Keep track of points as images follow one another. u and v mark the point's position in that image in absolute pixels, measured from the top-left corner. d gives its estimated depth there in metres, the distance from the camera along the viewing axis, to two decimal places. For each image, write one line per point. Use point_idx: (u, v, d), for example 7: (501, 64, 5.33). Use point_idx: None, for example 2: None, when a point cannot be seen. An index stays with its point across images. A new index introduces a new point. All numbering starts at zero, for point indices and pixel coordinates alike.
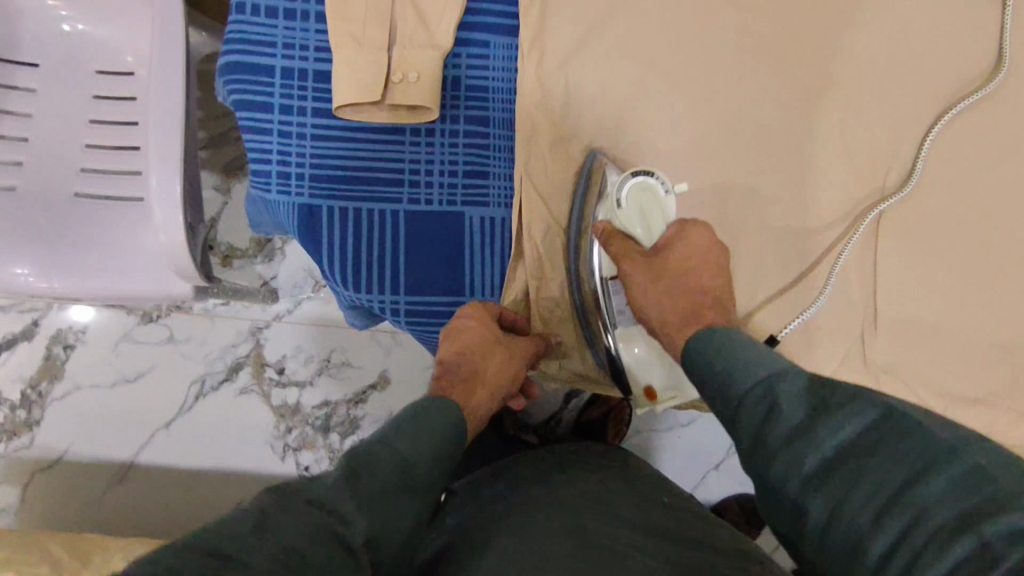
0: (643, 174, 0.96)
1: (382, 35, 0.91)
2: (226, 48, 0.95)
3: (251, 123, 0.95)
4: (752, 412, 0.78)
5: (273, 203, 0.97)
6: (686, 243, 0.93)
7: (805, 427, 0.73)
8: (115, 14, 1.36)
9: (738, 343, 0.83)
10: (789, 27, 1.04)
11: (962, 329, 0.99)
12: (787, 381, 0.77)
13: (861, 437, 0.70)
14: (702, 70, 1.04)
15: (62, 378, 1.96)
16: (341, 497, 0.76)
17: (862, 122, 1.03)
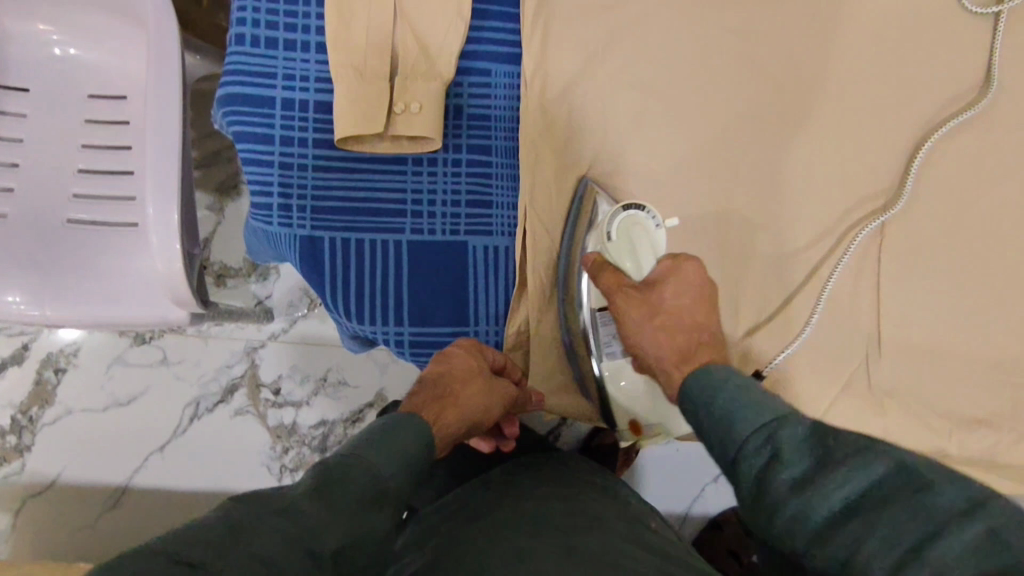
0: (633, 208, 0.97)
1: (384, 66, 0.91)
2: (225, 79, 0.96)
3: (252, 154, 0.96)
4: (750, 461, 0.72)
5: (274, 234, 0.98)
6: (679, 278, 0.91)
7: (811, 479, 0.67)
8: (106, 37, 1.33)
9: (734, 386, 0.79)
10: (787, 52, 1.06)
11: (964, 350, 1.01)
12: (789, 428, 0.71)
13: (872, 491, 0.64)
14: (702, 95, 1.05)
15: (54, 402, 1.94)
16: (314, 508, 0.73)
17: (858, 147, 1.05)
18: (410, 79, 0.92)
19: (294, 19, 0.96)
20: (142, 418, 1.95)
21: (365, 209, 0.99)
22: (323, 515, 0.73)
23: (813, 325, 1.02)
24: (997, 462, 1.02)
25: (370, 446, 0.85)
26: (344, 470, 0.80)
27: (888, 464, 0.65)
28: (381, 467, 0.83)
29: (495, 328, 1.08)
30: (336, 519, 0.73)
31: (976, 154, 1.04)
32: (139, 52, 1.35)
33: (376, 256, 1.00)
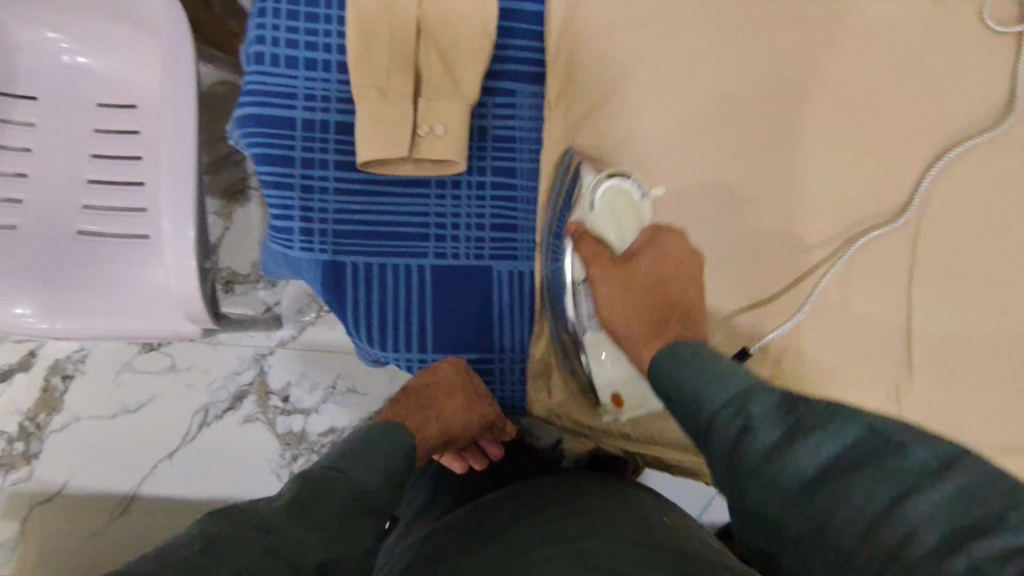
0: (619, 175, 0.97)
1: (408, 87, 0.89)
2: (245, 100, 0.96)
3: (273, 178, 0.97)
4: (722, 433, 0.72)
5: (296, 258, 1.00)
6: (657, 250, 0.90)
7: (781, 450, 0.67)
8: (117, 46, 1.32)
9: (700, 355, 0.78)
10: (812, 70, 1.04)
11: (998, 376, 0.99)
12: (756, 399, 0.71)
13: (843, 456, 0.65)
14: (725, 114, 1.04)
15: (62, 409, 1.92)
16: (293, 527, 0.77)
17: (884, 166, 1.04)
18: (434, 101, 0.91)
19: (314, 38, 0.95)
20: (151, 425, 1.94)
21: (388, 237, 1.02)
22: (302, 533, 0.77)
23: (836, 348, 1.01)
24: None
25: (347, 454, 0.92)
26: (324, 483, 0.85)
27: (858, 427, 0.66)
28: (353, 477, 0.88)
29: (517, 352, 1.10)
30: (316, 535, 0.78)
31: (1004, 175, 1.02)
32: (152, 61, 1.33)
33: (397, 282, 1.04)
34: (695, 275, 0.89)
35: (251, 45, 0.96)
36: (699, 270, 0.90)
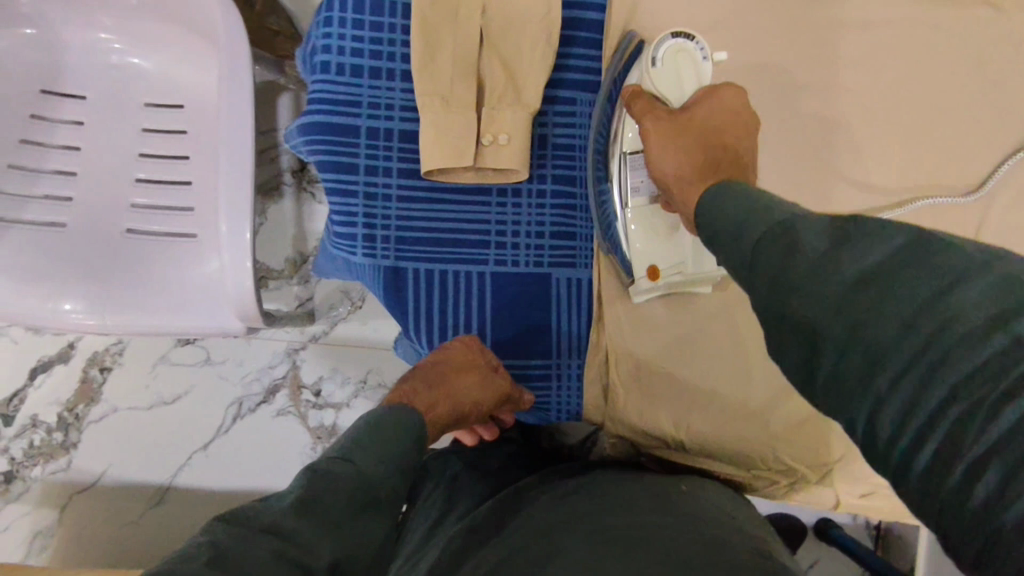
0: (681, 35, 1.01)
1: (471, 95, 0.90)
2: (312, 109, 0.98)
3: (338, 185, 0.99)
4: (767, 248, 0.70)
5: (358, 264, 1.02)
6: (714, 103, 0.97)
7: (831, 256, 0.64)
8: (168, 47, 1.34)
9: (746, 192, 0.80)
10: (867, 77, 1.04)
11: None
12: (804, 222, 0.70)
13: (888, 260, 0.62)
14: (779, 124, 1.06)
15: (99, 400, 1.95)
16: (300, 525, 0.76)
17: (941, 174, 1.03)
18: (497, 108, 0.91)
19: (380, 48, 0.97)
20: (187, 416, 1.96)
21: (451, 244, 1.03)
22: (309, 532, 0.76)
23: None
24: None
25: (354, 440, 0.91)
26: (329, 474, 0.84)
27: (908, 238, 0.63)
28: (358, 467, 0.87)
29: (576, 362, 1.11)
30: (323, 535, 0.77)
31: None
32: (203, 62, 1.35)
33: (459, 284, 1.05)
34: (748, 127, 0.96)
35: (318, 53, 0.98)
36: (753, 126, 0.96)
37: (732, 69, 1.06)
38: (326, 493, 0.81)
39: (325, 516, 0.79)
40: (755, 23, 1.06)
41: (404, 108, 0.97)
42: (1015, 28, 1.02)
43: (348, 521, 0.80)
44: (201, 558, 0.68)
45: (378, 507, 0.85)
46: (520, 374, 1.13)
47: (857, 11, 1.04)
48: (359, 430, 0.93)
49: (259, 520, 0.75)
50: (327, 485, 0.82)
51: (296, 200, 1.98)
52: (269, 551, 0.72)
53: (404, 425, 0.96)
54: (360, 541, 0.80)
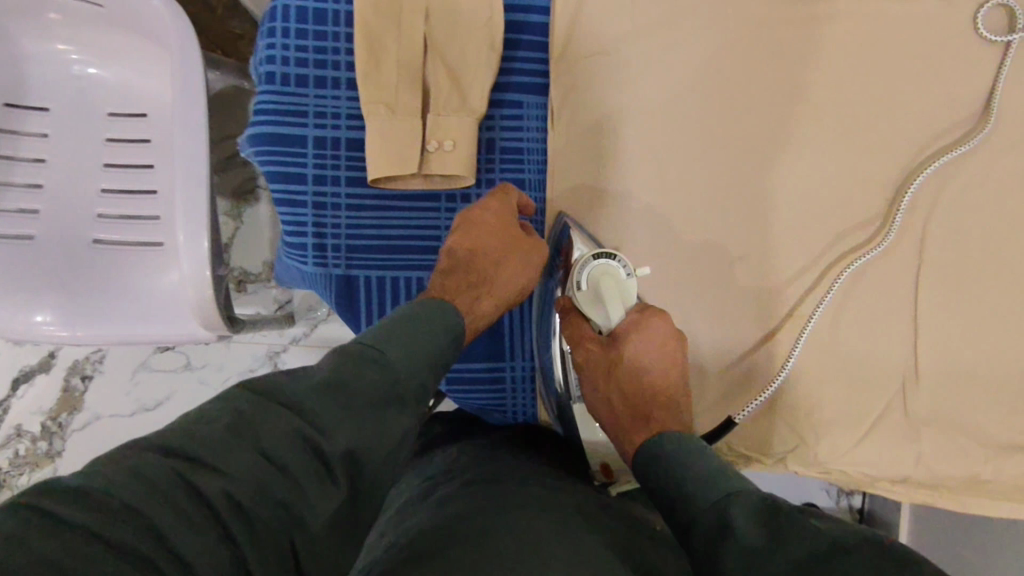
0: (605, 256, 1.02)
1: (416, 103, 0.99)
2: (260, 120, 1.02)
3: (287, 195, 1.03)
4: (703, 532, 0.72)
5: (309, 272, 1.05)
6: (643, 335, 0.98)
7: (756, 556, 0.65)
8: (128, 57, 1.34)
9: (685, 445, 0.85)
10: (814, 71, 1.07)
11: (1002, 377, 1.00)
12: (740, 501, 0.72)
13: (836, 564, 0.61)
14: (728, 120, 1.08)
15: (82, 409, 1.96)
16: (322, 407, 0.74)
17: (888, 165, 1.05)
18: (442, 116, 1.00)
19: (323, 58, 1.02)
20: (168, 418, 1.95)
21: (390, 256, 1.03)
22: (328, 414, 0.74)
23: (842, 349, 1.04)
24: None
25: (391, 325, 0.89)
26: (361, 361, 0.82)
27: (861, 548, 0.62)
28: (393, 355, 0.84)
29: (527, 361, 1.18)
30: (341, 421, 0.74)
31: (1015, 176, 1.02)
32: (163, 71, 1.35)
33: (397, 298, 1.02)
34: (676, 361, 0.97)
35: (263, 66, 1.02)
36: (682, 357, 0.98)
37: (679, 69, 1.09)
38: (352, 376, 0.79)
39: (350, 406, 0.76)
40: (702, 22, 1.09)
41: (348, 118, 1.02)
42: (955, 23, 1.04)
43: (371, 411, 0.77)
44: (210, 429, 0.68)
45: (404, 406, 0.82)
46: (477, 375, 1.17)
47: (804, 8, 1.06)
48: (399, 318, 0.91)
49: (281, 395, 0.74)
50: (355, 373, 0.80)
51: (272, 203, 1.99)
52: (287, 424, 0.71)
53: (445, 311, 0.95)
54: (378, 440, 0.76)
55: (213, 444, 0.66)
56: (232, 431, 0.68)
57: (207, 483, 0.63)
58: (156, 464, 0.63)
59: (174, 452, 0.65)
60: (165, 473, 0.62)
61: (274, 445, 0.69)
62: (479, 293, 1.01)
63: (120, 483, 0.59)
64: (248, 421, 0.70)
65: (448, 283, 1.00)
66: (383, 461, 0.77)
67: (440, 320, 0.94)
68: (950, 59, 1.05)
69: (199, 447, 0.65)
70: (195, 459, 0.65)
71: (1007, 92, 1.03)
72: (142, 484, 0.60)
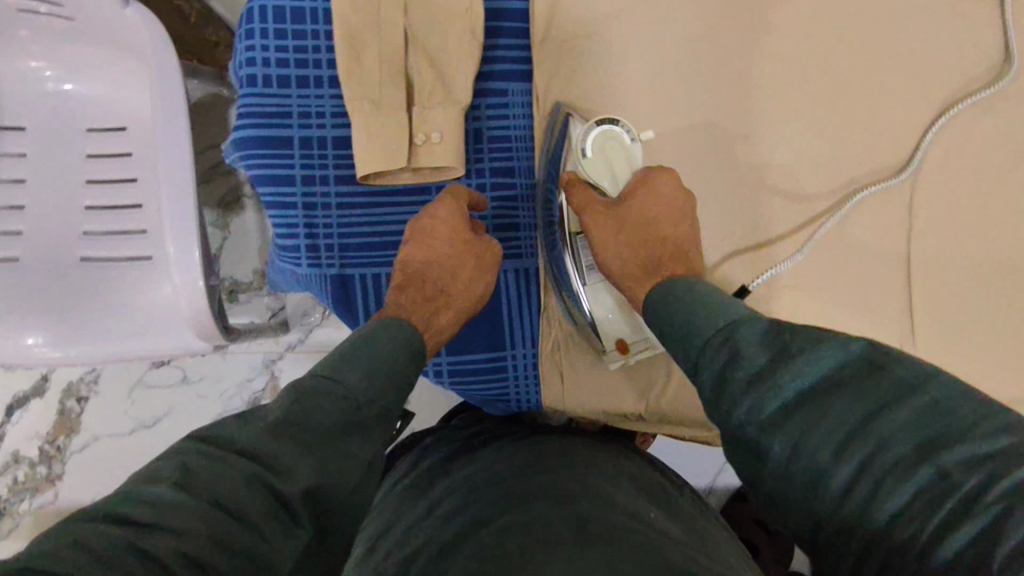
0: (608, 123, 1.05)
1: (400, 96, 1.00)
2: (244, 124, 1.01)
3: (276, 198, 1.02)
4: (713, 363, 0.77)
5: (305, 276, 1.05)
6: (651, 190, 0.99)
7: (766, 372, 0.71)
8: (104, 69, 1.33)
9: (681, 288, 0.90)
10: (794, 44, 1.09)
11: (995, 333, 1.03)
12: (745, 328, 0.77)
13: (834, 374, 0.68)
14: (713, 96, 1.10)
15: (79, 430, 1.94)
16: (278, 450, 0.73)
17: (871, 132, 1.08)
18: (427, 110, 1.01)
19: (305, 57, 1.01)
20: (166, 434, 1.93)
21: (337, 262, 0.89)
22: (286, 454, 0.73)
23: (838, 316, 1.06)
24: None
25: (340, 357, 0.88)
26: (313, 395, 0.81)
27: (853, 349, 0.69)
28: (342, 387, 0.83)
29: (529, 349, 1.17)
30: (300, 458, 0.74)
31: (991, 137, 1.06)
32: (140, 82, 1.33)
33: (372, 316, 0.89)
34: (684, 214, 0.98)
35: (243, 68, 1.01)
36: (690, 206, 0.99)
37: (660, 50, 1.11)
38: (306, 413, 0.78)
39: (309, 440, 0.76)
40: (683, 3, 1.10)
41: (333, 116, 1.02)
42: None
43: (325, 446, 0.77)
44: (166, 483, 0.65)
45: (363, 430, 0.82)
46: (480, 368, 1.17)
47: None
48: (348, 350, 0.90)
49: (231, 445, 0.72)
50: (308, 409, 0.78)
51: (256, 211, 1.96)
52: (236, 474, 0.69)
53: (398, 332, 0.94)
54: (338, 475, 0.76)
55: (167, 500, 0.64)
56: (187, 484, 0.66)
57: (166, 544, 0.61)
58: (110, 526, 0.60)
59: (125, 517, 0.61)
60: (122, 541, 0.59)
61: (230, 496, 0.67)
62: (435, 314, 1.00)
63: (77, 549, 0.57)
64: (195, 476, 0.67)
65: (403, 304, 0.99)
66: (347, 497, 0.77)
67: (395, 345, 0.93)
68: (924, 29, 1.08)
69: (157, 500, 0.63)
70: (151, 514, 0.62)
71: (976, 59, 1.07)
72: (100, 548, 0.58)
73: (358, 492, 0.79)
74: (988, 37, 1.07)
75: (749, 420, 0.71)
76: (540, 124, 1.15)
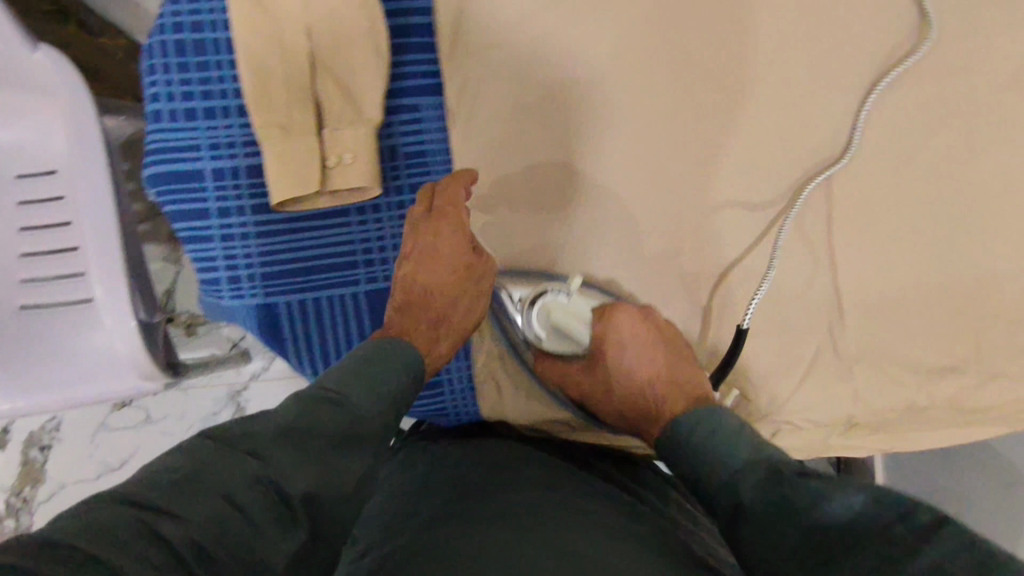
0: (539, 296, 1.13)
1: (310, 119, 1.01)
2: (154, 160, 1.04)
3: (193, 232, 1.07)
4: (722, 505, 0.83)
5: (229, 305, 1.12)
6: (615, 327, 1.10)
7: (781, 516, 0.75)
8: (18, 110, 1.23)
9: (698, 442, 0.91)
10: (708, 36, 1.11)
11: (923, 303, 1.10)
12: (748, 478, 0.82)
13: (849, 514, 0.71)
14: (635, 96, 1.12)
15: (45, 480, 1.90)
16: (282, 454, 0.76)
17: (789, 118, 1.12)
18: (339, 128, 1.03)
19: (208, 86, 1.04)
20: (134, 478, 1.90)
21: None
22: (288, 459, 0.76)
23: (769, 298, 1.12)
24: (964, 404, 1.11)
25: (335, 374, 0.90)
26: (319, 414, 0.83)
27: (863, 492, 0.72)
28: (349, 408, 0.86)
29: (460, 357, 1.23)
30: (299, 463, 0.76)
31: (906, 113, 1.10)
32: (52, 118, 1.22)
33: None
34: (678, 363, 1.07)
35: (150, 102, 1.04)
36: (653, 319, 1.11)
37: (587, 46, 1.11)
38: (307, 433, 0.80)
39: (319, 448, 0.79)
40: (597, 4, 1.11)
41: (242, 145, 1.05)
42: None
43: (326, 454, 0.79)
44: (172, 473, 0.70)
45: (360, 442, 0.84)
46: None
47: None
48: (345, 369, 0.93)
49: (237, 443, 0.75)
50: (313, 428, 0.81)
51: None
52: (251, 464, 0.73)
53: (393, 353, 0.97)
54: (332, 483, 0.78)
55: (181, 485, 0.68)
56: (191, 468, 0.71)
57: (170, 526, 0.64)
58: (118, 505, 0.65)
59: (131, 501, 0.65)
60: (130, 518, 0.63)
61: (239, 486, 0.71)
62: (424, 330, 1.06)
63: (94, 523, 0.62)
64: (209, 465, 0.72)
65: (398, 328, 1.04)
66: (342, 502, 0.78)
67: (398, 364, 0.96)
68: (834, 10, 1.11)
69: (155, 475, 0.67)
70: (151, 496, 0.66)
71: (887, 36, 1.10)
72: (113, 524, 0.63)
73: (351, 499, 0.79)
74: (902, 16, 1.10)
75: (758, 553, 0.75)
76: (457, 136, 1.16)
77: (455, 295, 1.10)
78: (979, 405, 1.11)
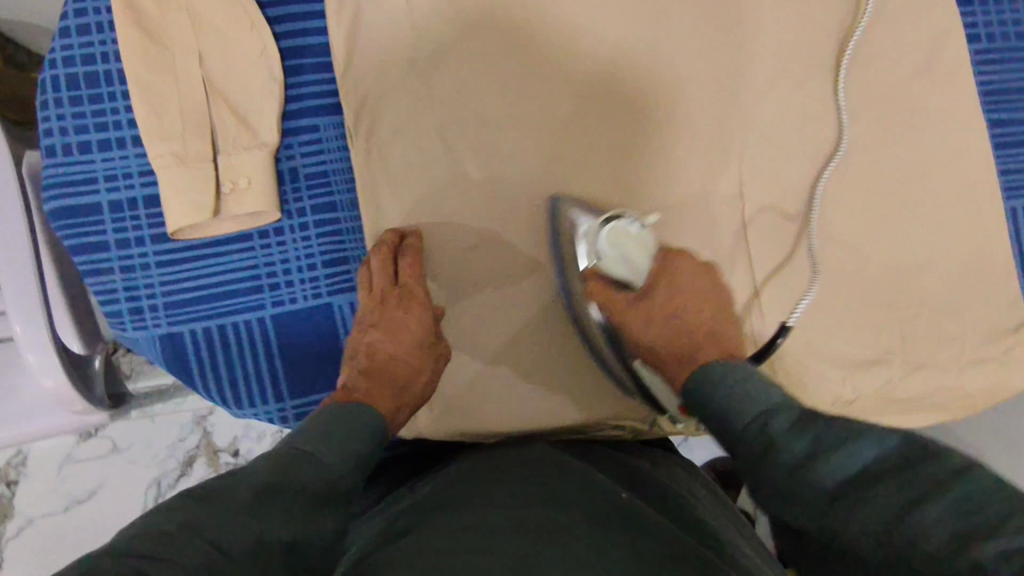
0: (613, 219, 1.10)
1: (203, 145, 1.15)
2: (48, 195, 1.16)
3: (95, 265, 1.16)
4: (749, 447, 0.80)
5: (134, 337, 1.18)
6: (674, 275, 1.09)
7: (811, 455, 0.73)
8: None
9: (715, 375, 0.92)
10: (601, 61, 1.22)
11: (840, 296, 1.19)
12: (776, 421, 0.80)
13: (877, 461, 0.70)
14: (537, 116, 1.21)
15: (12, 515, 1.89)
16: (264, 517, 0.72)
17: (689, 131, 1.21)
18: (233, 156, 1.16)
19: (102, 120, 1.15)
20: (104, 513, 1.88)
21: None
22: (271, 518, 0.72)
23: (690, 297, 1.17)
24: (893, 394, 1.19)
25: (303, 435, 0.86)
26: (288, 480, 0.78)
27: (898, 436, 0.72)
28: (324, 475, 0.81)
29: None
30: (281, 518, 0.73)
31: (787, 128, 1.23)
32: None
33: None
34: (723, 308, 1.07)
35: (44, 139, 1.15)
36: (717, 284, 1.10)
37: (512, 65, 1.22)
38: (284, 495, 0.76)
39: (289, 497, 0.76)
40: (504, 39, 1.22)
41: (139, 175, 1.16)
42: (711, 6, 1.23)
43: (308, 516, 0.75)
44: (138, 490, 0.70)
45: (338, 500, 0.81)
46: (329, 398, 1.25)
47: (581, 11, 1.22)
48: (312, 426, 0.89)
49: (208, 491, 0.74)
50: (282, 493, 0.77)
51: None
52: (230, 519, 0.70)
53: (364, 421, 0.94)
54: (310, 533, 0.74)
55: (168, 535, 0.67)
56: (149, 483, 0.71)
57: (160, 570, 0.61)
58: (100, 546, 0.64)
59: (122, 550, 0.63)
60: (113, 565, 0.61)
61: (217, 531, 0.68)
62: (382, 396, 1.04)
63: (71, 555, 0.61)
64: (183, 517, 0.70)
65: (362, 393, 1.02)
66: (321, 555, 0.74)
67: (360, 426, 0.93)
68: (719, 38, 1.23)
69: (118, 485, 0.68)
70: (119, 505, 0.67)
71: (781, 58, 1.23)
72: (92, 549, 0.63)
73: (333, 550, 0.77)
74: (827, 29, 1.24)
75: (798, 476, 0.73)
76: (361, 160, 1.21)
77: (415, 364, 1.11)
78: (904, 390, 1.19)
